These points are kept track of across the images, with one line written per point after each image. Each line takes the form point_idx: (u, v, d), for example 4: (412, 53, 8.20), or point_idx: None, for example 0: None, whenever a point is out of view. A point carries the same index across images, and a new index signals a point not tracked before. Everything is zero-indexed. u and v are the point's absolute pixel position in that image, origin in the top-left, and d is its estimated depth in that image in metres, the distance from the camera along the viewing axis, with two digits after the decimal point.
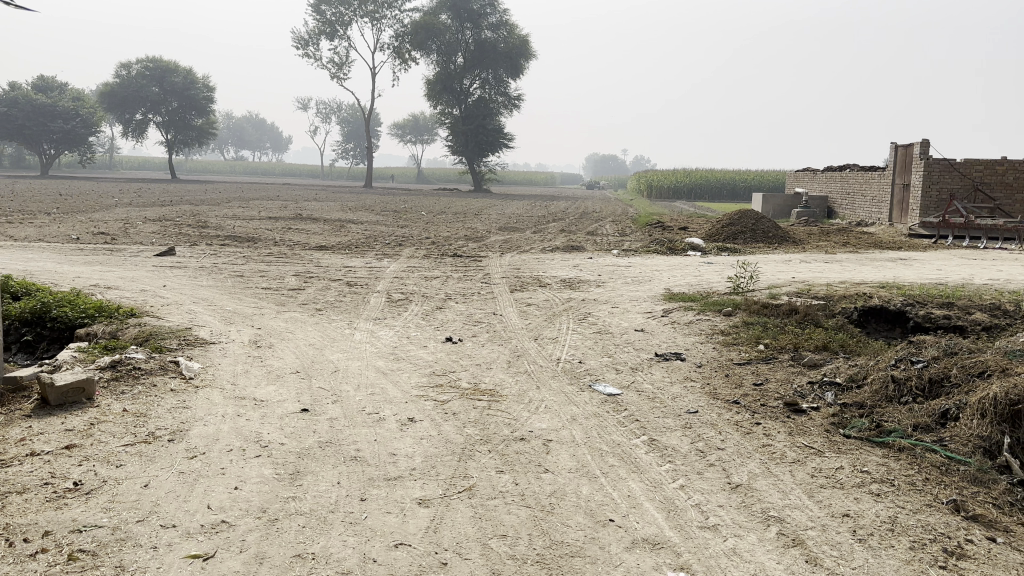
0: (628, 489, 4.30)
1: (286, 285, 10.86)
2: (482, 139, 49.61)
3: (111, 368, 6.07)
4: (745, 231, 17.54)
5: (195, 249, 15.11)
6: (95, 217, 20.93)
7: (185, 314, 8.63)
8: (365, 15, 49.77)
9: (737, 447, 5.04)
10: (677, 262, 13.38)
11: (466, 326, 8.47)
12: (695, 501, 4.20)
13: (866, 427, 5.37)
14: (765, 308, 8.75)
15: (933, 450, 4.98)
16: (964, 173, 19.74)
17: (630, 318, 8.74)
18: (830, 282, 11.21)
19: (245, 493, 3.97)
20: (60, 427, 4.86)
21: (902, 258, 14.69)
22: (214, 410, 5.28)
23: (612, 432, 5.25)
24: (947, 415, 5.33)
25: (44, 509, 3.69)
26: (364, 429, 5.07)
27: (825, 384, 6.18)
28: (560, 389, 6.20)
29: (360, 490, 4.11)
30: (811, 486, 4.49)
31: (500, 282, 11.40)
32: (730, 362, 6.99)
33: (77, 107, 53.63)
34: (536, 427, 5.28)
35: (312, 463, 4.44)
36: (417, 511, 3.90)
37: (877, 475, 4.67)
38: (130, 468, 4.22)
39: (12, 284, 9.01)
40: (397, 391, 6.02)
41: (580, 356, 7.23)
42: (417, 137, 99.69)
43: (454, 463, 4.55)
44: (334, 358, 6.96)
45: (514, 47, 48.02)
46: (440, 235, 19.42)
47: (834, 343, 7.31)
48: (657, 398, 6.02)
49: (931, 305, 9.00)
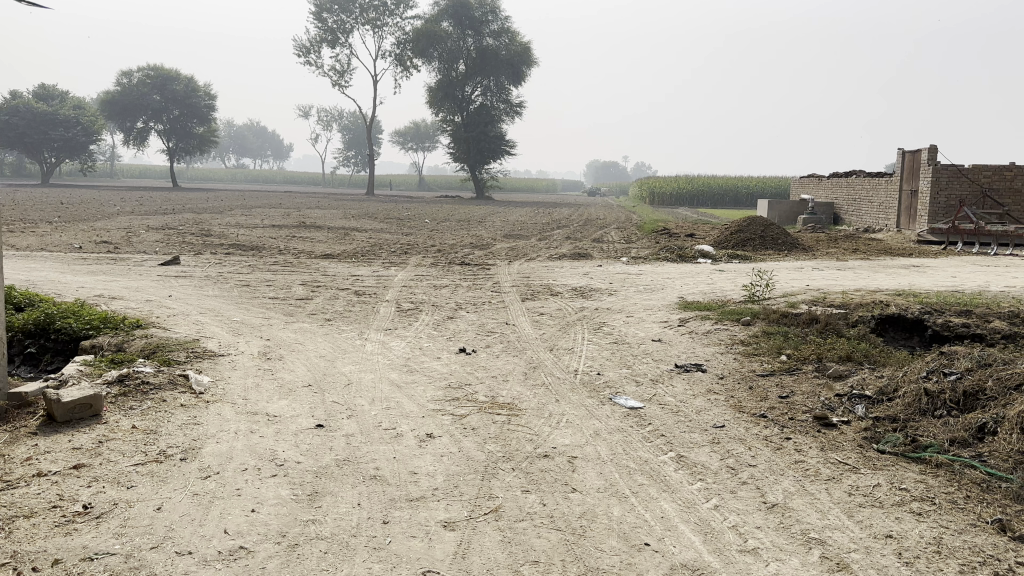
0: (661, 510, 4.12)
1: (293, 295, 10.67)
2: (484, 145, 49.45)
3: (118, 383, 5.89)
4: (754, 238, 17.36)
5: (200, 257, 14.91)
6: (97, 226, 20.83)
7: (192, 325, 8.47)
8: (366, 23, 49.81)
9: (769, 464, 4.86)
10: (688, 269, 13.20)
11: (479, 336, 8.30)
12: (731, 523, 4.02)
13: (900, 441, 5.19)
14: (784, 317, 8.60)
15: (973, 466, 4.79)
16: (972, 179, 19.58)
17: (646, 327, 8.56)
18: (845, 289, 11.02)
19: (262, 516, 3.78)
20: (68, 445, 4.69)
21: (914, 264, 14.53)
22: (227, 426, 5.10)
23: (638, 447, 5.08)
24: (984, 429, 5.16)
25: (53, 535, 3.52)
26: (382, 446, 4.90)
27: (854, 397, 6.00)
28: (580, 402, 6.02)
29: (382, 512, 3.93)
30: (850, 506, 4.31)
31: (510, 290, 11.22)
32: (752, 373, 6.82)
33: (78, 116, 53.51)
34: (559, 443, 5.10)
35: (330, 483, 4.26)
36: (443, 534, 3.72)
37: (917, 493, 4.48)
38: (142, 489, 4.05)
39: (14, 295, 8.83)
40: (413, 405, 5.85)
41: (599, 367, 7.05)
42: (419, 144, 99.77)
43: (478, 483, 4.37)
44: (347, 370, 6.81)
45: (516, 55, 48.00)
46: (445, 243, 19.25)
47: (858, 353, 7.14)
48: (681, 411, 5.84)
49: (949, 312, 8.81)
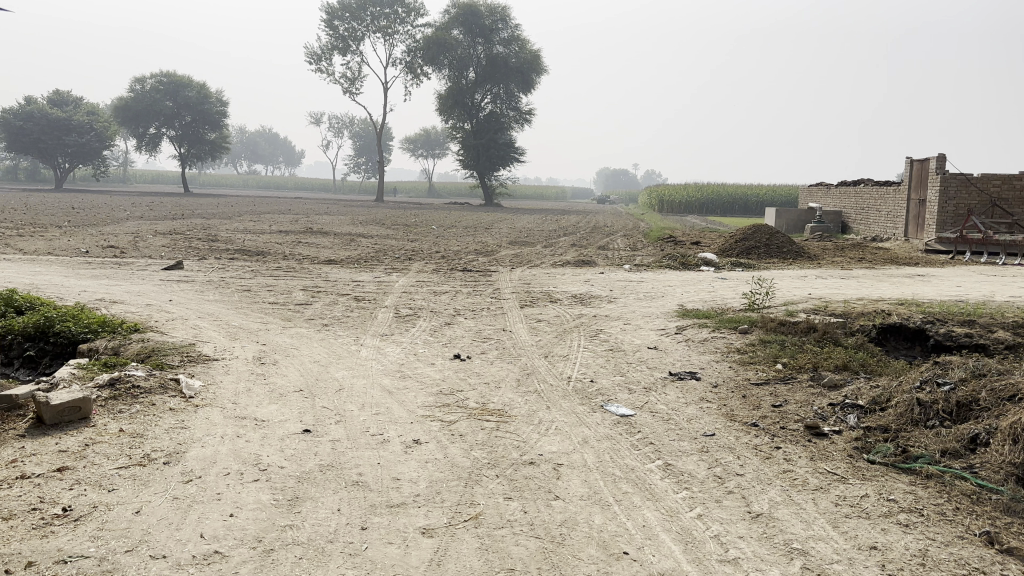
0: (643, 519, 4.09)
1: (293, 300, 10.71)
2: (494, 152, 49.53)
3: (109, 387, 5.91)
4: (759, 247, 17.30)
5: (204, 262, 14.95)
6: (106, 230, 20.98)
7: (190, 329, 8.50)
8: (377, 31, 50.11)
9: (756, 473, 4.82)
10: (690, 277, 13.15)
11: (475, 342, 8.28)
12: (714, 532, 3.99)
13: (891, 452, 5.14)
14: (782, 325, 8.55)
15: (964, 477, 4.73)
16: (981, 188, 19.39)
17: (643, 335, 8.53)
18: (848, 298, 10.97)
19: (240, 521, 3.78)
20: (53, 447, 4.71)
21: (920, 274, 14.42)
22: (213, 431, 5.10)
23: (626, 455, 5.04)
24: (976, 441, 5.10)
25: (29, 538, 3.52)
26: (367, 451, 4.89)
27: (847, 406, 5.95)
28: (571, 409, 5.99)
29: (361, 518, 3.91)
30: (836, 517, 4.26)
31: (509, 297, 11.21)
32: (747, 382, 6.77)
33: (91, 122, 53.92)
34: (546, 450, 5.07)
35: (312, 488, 4.25)
36: (420, 541, 3.70)
37: (905, 504, 4.43)
38: (123, 492, 4.05)
39: (16, 298, 8.88)
40: (403, 410, 5.84)
41: (592, 375, 7.03)
42: (428, 151, 100.29)
43: (461, 490, 4.35)
44: (339, 375, 6.80)
45: (526, 63, 48.17)
46: (450, 249, 19.25)
47: (855, 362, 7.08)
48: (672, 419, 5.81)
49: (951, 322, 8.70)
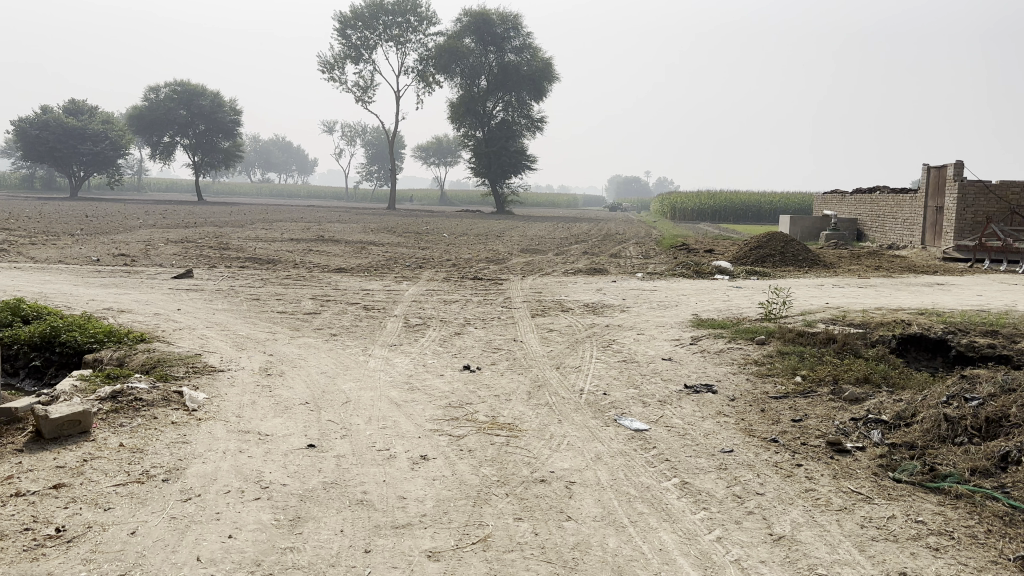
0: (659, 542, 3.91)
1: (302, 310, 10.60)
2: (505, 160, 49.26)
3: (111, 399, 5.78)
4: (774, 254, 17.03)
5: (214, 271, 14.87)
6: (119, 238, 21.04)
7: (197, 339, 8.39)
8: (389, 39, 50.28)
9: (778, 492, 4.63)
10: (706, 286, 12.95)
11: (485, 353, 8.12)
12: (734, 556, 3.80)
13: (918, 470, 4.93)
14: (800, 336, 8.35)
15: (994, 497, 4.51)
16: (999, 195, 19.04)
17: (657, 346, 8.34)
18: (866, 308, 10.73)
19: (239, 543, 3.63)
20: (51, 463, 4.57)
21: (938, 282, 14.19)
22: (215, 446, 4.95)
23: (641, 473, 4.86)
24: (1007, 458, 4.88)
25: (18, 561, 3.38)
26: (373, 467, 4.73)
27: (870, 422, 5.75)
28: (583, 423, 5.82)
29: (365, 540, 3.76)
30: (863, 539, 4.06)
31: (521, 306, 11.06)
32: (766, 396, 6.56)
33: (107, 130, 54.35)
34: (557, 467, 4.90)
35: (315, 507, 4.09)
36: (426, 566, 3.53)
37: (934, 526, 4.21)
38: (118, 512, 3.91)
39: (23, 307, 8.80)
40: (410, 424, 5.69)
41: (605, 387, 6.84)
42: (440, 159, 100.47)
43: (469, 510, 4.18)
44: (346, 387, 6.63)
45: (537, 70, 48.12)
46: (461, 257, 19.14)
47: (876, 374, 6.86)
48: (688, 435, 5.61)
49: (973, 333, 8.44)
